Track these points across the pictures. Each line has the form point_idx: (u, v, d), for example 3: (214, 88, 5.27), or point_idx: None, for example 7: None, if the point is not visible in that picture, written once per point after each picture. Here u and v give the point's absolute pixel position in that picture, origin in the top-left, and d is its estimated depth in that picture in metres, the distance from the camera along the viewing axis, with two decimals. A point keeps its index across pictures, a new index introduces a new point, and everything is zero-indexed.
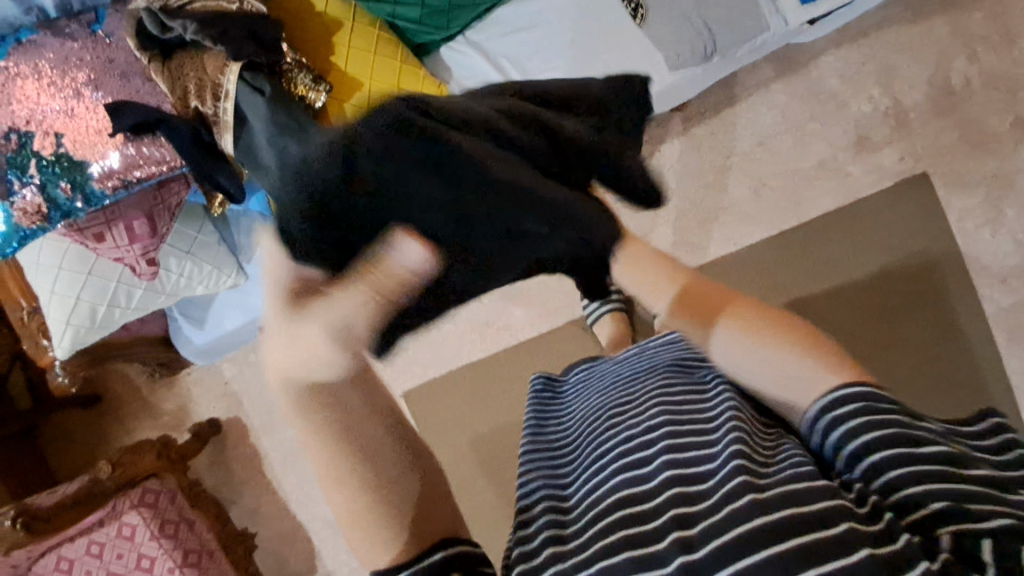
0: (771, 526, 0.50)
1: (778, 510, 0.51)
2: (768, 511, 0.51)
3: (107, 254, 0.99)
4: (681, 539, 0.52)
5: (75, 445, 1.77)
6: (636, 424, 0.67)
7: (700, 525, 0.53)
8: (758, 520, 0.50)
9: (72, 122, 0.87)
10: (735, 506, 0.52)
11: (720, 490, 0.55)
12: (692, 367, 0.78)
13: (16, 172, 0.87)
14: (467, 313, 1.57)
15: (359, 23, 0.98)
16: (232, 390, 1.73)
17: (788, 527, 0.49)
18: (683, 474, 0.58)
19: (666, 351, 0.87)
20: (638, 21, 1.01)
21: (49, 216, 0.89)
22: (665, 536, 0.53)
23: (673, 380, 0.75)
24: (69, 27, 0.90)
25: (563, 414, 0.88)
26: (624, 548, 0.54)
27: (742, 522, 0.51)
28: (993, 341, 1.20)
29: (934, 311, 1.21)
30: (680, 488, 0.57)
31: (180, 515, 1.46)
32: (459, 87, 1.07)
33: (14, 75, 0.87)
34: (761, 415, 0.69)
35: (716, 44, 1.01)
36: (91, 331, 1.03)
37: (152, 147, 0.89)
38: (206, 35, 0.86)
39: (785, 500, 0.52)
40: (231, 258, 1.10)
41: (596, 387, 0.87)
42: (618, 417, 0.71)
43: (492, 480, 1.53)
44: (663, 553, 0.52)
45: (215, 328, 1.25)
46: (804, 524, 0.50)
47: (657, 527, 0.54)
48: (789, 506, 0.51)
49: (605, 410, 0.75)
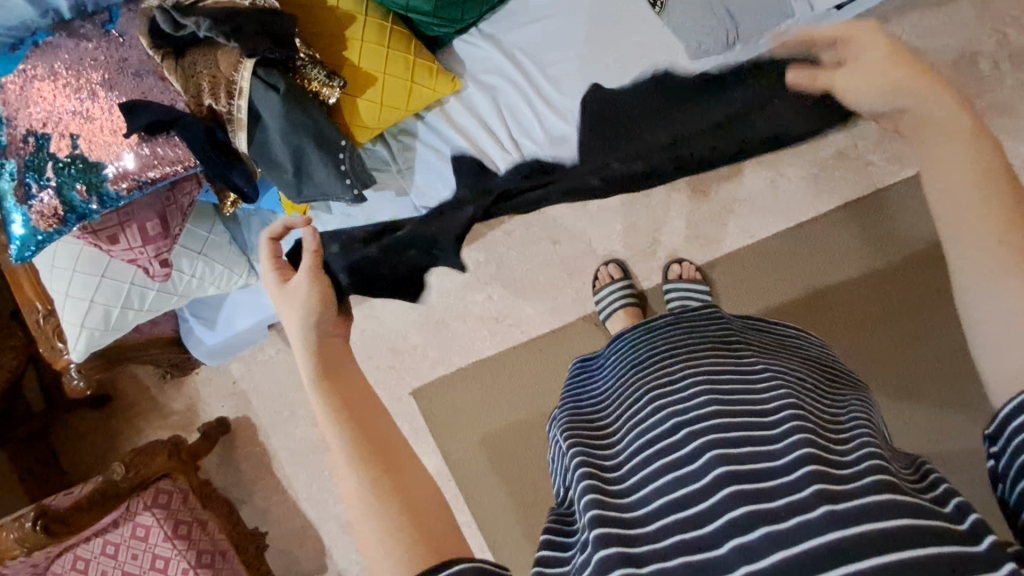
0: (836, 515, 0.57)
1: (854, 524, 0.56)
2: (842, 524, 0.56)
3: (120, 256, 0.98)
4: (728, 523, 0.60)
5: (83, 447, 1.76)
6: (690, 416, 0.73)
7: (765, 531, 0.58)
8: (835, 533, 0.56)
9: (87, 124, 0.85)
10: (808, 515, 0.58)
11: (787, 496, 0.60)
12: (743, 359, 0.83)
13: (33, 175, 0.85)
14: (477, 309, 1.55)
15: (371, 17, 0.95)
16: (240, 389, 1.72)
17: (856, 518, 0.56)
18: (741, 472, 0.64)
19: (711, 335, 0.92)
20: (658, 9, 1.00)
21: (66, 219, 0.88)
22: (723, 542, 0.60)
23: (720, 371, 0.80)
24: (83, 28, 0.88)
25: (600, 396, 0.95)
26: (676, 531, 0.63)
27: (816, 534, 0.56)
28: None
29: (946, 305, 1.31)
30: (737, 486, 0.63)
31: (193, 516, 1.45)
32: (471, 81, 1.06)
33: (30, 77, 0.85)
34: (812, 405, 0.75)
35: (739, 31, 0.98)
36: (106, 333, 1.03)
37: (167, 147, 0.87)
38: (219, 33, 0.84)
39: (862, 514, 0.56)
40: (241, 259, 1.12)
41: (629, 358, 0.96)
42: (666, 404, 0.77)
43: (502, 479, 1.55)
44: (713, 537, 0.61)
45: (226, 327, 1.24)
46: (874, 512, 0.56)
47: (718, 533, 0.61)
48: (869, 521, 0.56)
49: (649, 393, 0.81)
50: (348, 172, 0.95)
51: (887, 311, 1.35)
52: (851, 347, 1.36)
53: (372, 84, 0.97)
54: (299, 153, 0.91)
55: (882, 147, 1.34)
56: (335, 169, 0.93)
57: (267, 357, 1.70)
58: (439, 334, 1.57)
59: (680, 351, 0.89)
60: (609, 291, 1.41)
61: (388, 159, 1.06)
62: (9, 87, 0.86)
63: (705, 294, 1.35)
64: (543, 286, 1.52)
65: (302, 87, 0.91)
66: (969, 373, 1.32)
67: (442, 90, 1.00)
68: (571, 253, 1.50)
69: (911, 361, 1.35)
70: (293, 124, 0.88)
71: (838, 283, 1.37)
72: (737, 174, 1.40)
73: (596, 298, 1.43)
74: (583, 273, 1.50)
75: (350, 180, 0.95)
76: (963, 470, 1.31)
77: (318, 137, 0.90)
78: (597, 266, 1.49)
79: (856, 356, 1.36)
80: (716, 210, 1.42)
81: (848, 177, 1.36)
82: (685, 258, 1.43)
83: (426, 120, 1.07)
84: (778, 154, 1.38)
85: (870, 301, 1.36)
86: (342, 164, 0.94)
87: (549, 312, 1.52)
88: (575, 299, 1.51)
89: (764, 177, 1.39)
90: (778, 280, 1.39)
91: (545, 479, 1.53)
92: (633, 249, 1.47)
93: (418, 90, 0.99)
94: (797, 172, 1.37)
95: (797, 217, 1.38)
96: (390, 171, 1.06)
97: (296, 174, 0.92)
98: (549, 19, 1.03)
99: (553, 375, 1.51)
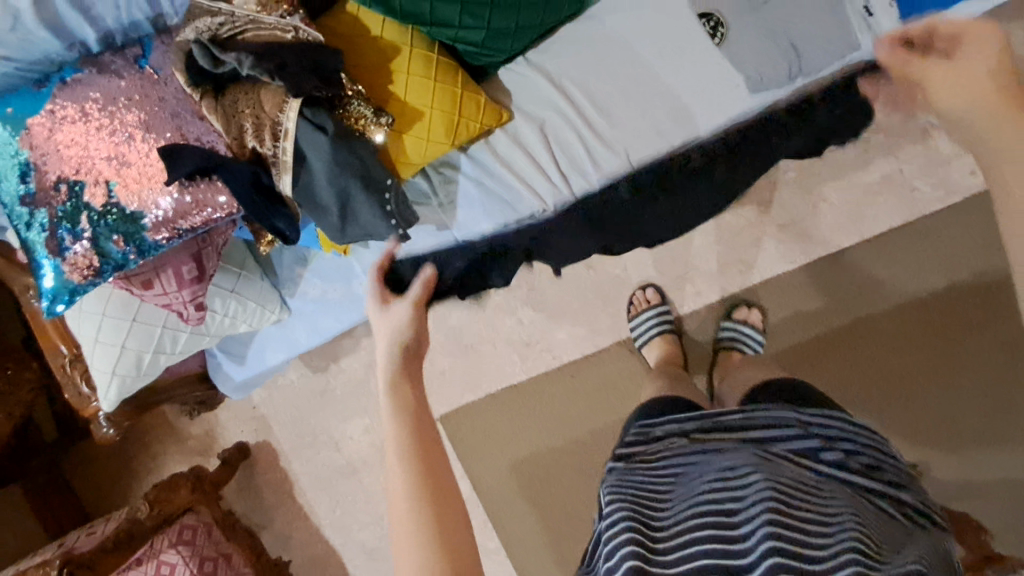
0: None
1: None
2: None
3: (153, 300, 0.93)
4: None
5: (98, 473, 1.71)
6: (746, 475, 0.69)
7: None
8: None
9: (124, 168, 0.80)
10: None
11: None
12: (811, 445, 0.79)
13: (67, 226, 0.81)
14: (508, 333, 1.50)
15: (417, 47, 0.90)
16: (260, 414, 1.66)
17: None
18: (788, 545, 0.61)
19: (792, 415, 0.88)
20: (718, 41, 0.95)
21: (101, 270, 0.84)
22: None
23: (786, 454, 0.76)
24: (115, 63, 0.83)
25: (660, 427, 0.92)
26: None
27: None
28: None
29: (988, 340, 1.30)
30: (779, 558, 0.60)
31: (217, 551, 1.40)
32: (518, 112, 1.00)
33: (59, 118, 0.80)
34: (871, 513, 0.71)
35: (801, 64, 0.95)
36: (138, 379, 0.99)
37: (208, 192, 0.83)
38: (264, 70, 0.79)
39: None
40: (273, 294, 1.09)
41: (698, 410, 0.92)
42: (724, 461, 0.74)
43: (532, 506, 1.52)
44: None
45: (256, 364, 1.20)
46: None
47: None
48: None
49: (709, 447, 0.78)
50: (393, 211, 0.90)
51: (930, 340, 1.32)
52: (894, 374, 1.34)
53: (420, 118, 0.92)
54: (344, 195, 0.86)
55: (929, 171, 1.30)
56: (380, 208, 0.88)
57: (288, 380, 1.63)
58: (467, 359, 1.52)
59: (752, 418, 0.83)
60: (644, 317, 1.38)
61: (429, 193, 1.03)
62: (36, 129, 0.80)
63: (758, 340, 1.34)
64: (576, 311, 1.47)
65: (349, 124, 0.86)
66: (1013, 404, 1.30)
67: (487, 122, 0.96)
68: (605, 277, 1.46)
69: (957, 390, 1.32)
70: (341, 165, 0.84)
71: (875, 312, 1.34)
72: (777, 197, 1.36)
73: (632, 325, 1.39)
74: (616, 298, 1.46)
75: (395, 219, 0.90)
76: (1008, 502, 1.29)
77: (364, 178, 0.86)
78: (632, 290, 1.44)
79: (897, 384, 1.34)
80: (757, 235, 1.37)
81: (895, 201, 1.32)
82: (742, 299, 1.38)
83: (469, 153, 1.02)
84: (821, 177, 1.34)
85: (911, 330, 1.33)
86: (387, 204, 0.89)
87: (582, 337, 1.47)
88: (609, 325, 1.47)
89: (806, 200, 1.35)
90: (815, 307, 1.36)
91: (577, 507, 1.50)
92: (670, 273, 1.43)
93: (465, 123, 0.94)
94: (839, 196, 1.34)
95: (840, 241, 1.34)
96: (432, 205, 1.03)
97: (340, 217, 0.88)
98: (602, 47, 0.98)
99: (586, 402, 1.48)
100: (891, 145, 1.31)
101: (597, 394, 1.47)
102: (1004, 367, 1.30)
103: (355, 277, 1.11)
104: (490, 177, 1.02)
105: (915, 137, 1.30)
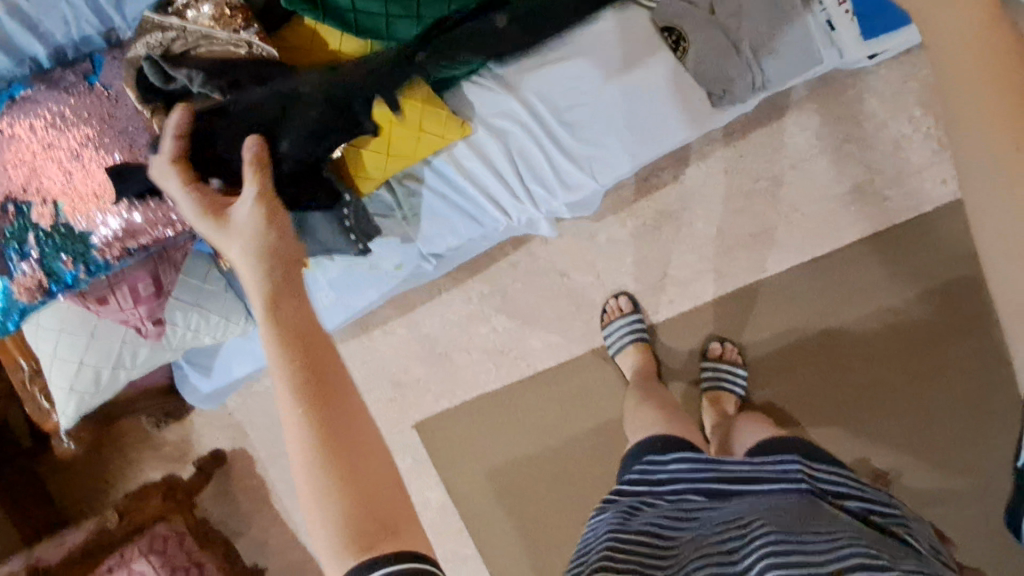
0: None
1: None
2: None
3: (110, 317, 0.94)
4: None
5: (74, 480, 1.71)
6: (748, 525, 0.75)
7: None
8: None
9: (72, 187, 0.80)
10: None
11: None
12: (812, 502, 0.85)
13: (15, 246, 0.82)
14: (482, 341, 1.49)
15: (376, 58, 0.87)
16: (235, 421, 1.65)
17: None
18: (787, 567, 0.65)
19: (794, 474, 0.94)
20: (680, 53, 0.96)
21: (50, 290, 0.84)
22: None
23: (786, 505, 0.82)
24: (66, 80, 0.83)
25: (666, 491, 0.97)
26: None
27: None
28: (1003, 362, 1.29)
29: (961, 349, 1.30)
30: None
31: (190, 560, 1.38)
32: (481, 124, 0.98)
33: (10, 136, 0.81)
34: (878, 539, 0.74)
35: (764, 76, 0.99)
36: (97, 395, 0.97)
37: (159, 210, 0.82)
38: (214, 87, 0.80)
39: None
40: (238, 307, 1.03)
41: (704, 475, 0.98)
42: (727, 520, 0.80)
43: (507, 514, 1.52)
44: None
45: (223, 373, 1.19)
46: None
47: None
48: None
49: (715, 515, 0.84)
50: (352, 225, 0.95)
51: (903, 347, 1.32)
52: (867, 381, 1.34)
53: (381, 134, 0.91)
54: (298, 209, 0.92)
55: (900, 181, 1.30)
56: (338, 224, 0.94)
57: (262, 388, 1.62)
58: (442, 367, 1.52)
59: (741, 471, 0.93)
60: (617, 325, 1.37)
61: (393, 206, 1.01)
62: None
63: (741, 380, 1.35)
64: (550, 319, 1.46)
65: None
66: (984, 412, 1.30)
67: (451, 137, 0.93)
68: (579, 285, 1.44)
69: (929, 398, 1.32)
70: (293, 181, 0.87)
71: (848, 320, 1.34)
72: (750, 206, 1.36)
73: (605, 333, 1.39)
74: (590, 305, 1.45)
75: (354, 234, 0.95)
76: (970, 505, 1.32)
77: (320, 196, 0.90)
78: (605, 299, 1.43)
79: (869, 392, 1.34)
80: (730, 243, 1.37)
81: (868, 210, 1.31)
82: (726, 337, 1.39)
83: (433, 166, 1.01)
84: (793, 187, 1.34)
85: (883, 337, 1.33)
86: (345, 219, 0.94)
87: (556, 344, 1.46)
88: (583, 332, 1.45)
89: (779, 209, 1.34)
90: (789, 313, 1.36)
91: (550, 515, 1.50)
92: (643, 281, 1.42)
93: (427, 138, 0.92)
94: (811, 205, 1.33)
95: (813, 249, 1.34)
96: (396, 217, 1.02)
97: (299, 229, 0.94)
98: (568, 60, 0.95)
99: (560, 411, 1.47)
100: (862, 154, 1.31)
101: (571, 402, 1.47)
102: (976, 375, 1.30)
103: (318, 288, 1.11)
104: (455, 191, 1.02)
105: (885, 146, 1.30)
